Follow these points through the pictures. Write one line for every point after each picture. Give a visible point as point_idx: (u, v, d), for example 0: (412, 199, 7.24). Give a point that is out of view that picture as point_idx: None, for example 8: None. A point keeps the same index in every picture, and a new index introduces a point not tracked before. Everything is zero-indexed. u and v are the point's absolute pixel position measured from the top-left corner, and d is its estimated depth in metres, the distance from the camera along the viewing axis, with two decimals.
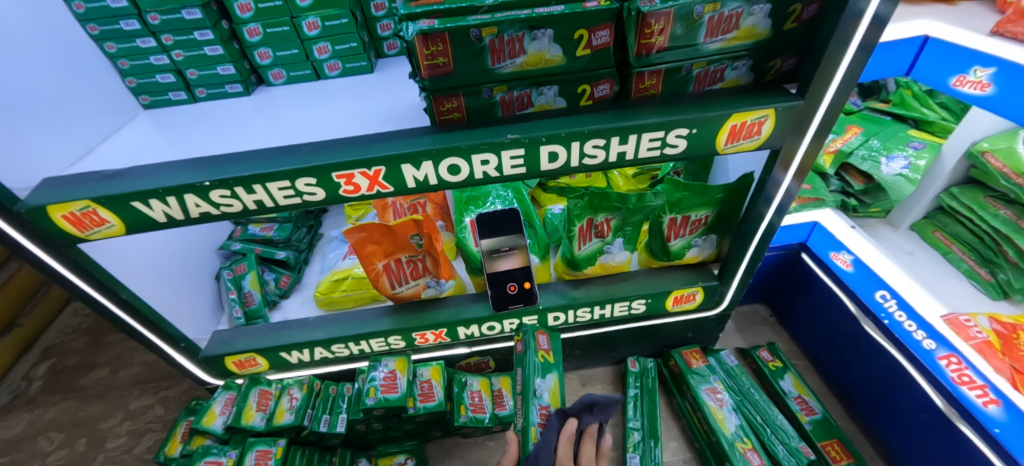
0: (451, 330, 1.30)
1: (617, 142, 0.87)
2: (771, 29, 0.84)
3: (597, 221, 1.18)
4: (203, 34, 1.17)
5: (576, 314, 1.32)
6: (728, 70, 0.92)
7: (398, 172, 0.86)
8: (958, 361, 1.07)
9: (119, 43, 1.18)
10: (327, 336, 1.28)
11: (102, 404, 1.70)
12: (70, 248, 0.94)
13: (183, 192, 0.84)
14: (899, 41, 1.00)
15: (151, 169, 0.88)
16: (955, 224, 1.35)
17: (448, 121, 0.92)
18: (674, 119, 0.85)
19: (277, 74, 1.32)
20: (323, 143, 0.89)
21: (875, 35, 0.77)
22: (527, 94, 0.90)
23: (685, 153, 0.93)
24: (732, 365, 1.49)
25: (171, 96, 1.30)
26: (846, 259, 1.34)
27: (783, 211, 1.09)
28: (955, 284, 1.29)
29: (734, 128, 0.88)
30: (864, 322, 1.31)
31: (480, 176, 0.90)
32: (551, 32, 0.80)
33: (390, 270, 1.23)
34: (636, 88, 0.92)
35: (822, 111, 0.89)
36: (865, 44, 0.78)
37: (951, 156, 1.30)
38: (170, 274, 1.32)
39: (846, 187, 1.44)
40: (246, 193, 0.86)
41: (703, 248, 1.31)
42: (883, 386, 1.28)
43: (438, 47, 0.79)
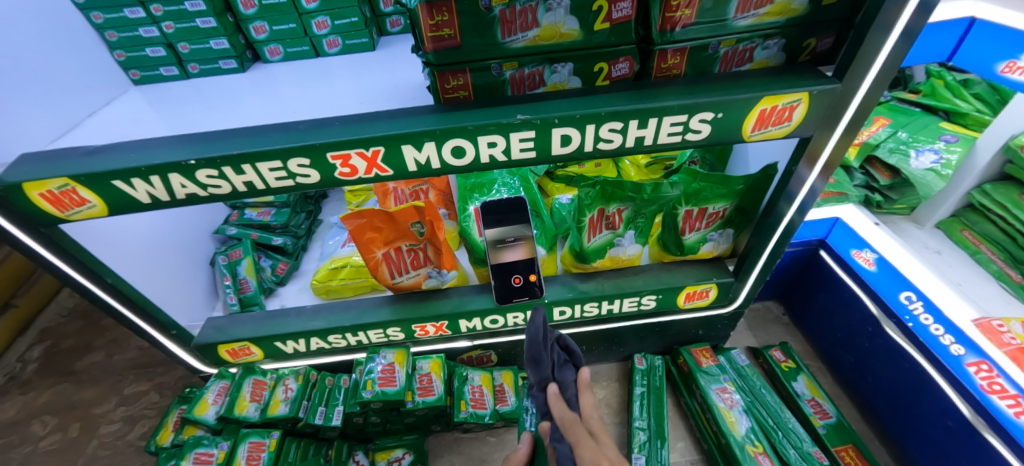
0: (453, 322, 1.25)
1: (635, 126, 0.81)
2: (807, 4, 0.78)
3: (609, 212, 1.11)
4: (194, 5, 1.12)
5: (583, 308, 1.26)
6: (758, 50, 0.85)
7: (399, 154, 0.80)
8: (989, 368, 1.01)
9: (105, 12, 1.12)
10: (323, 325, 1.23)
11: (96, 389, 1.66)
12: (51, 229, 0.88)
13: (168, 171, 0.78)
14: (940, 23, 0.92)
15: (135, 146, 0.83)
16: (985, 222, 1.28)
17: (452, 100, 0.85)
18: (698, 102, 0.78)
19: (274, 50, 1.25)
20: (319, 121, 0.83)
21: (922, 19, 0.70)
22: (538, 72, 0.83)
23: (708, 140, 0.86)
24: (744, 365, 1.44)
25: (163, 71, 1.23)
26: (869, 257, 1.28)
27: (807, 209, 1.03)
28: (984, 285, 1.22)
29: (763, 113, 0.81)
30: (885, 325, 1.25)
31: (487, 160, 0.84)
32: (567, 2, 0.73)
33: (390, 258, 1.18)
34: (657, 68, 0.84)
35: (858, 98, 0.82)
36: (910, 28, 0.72)
37: (985, 151, 1.22)
38: (162, 257, 1.27)
39: (871, 181, 1.36)
40: (235, 173, 0.80)
41: (719, 242, 1.24)
42: (904, 391, 1.22)
43: (444, 17, 0.73)
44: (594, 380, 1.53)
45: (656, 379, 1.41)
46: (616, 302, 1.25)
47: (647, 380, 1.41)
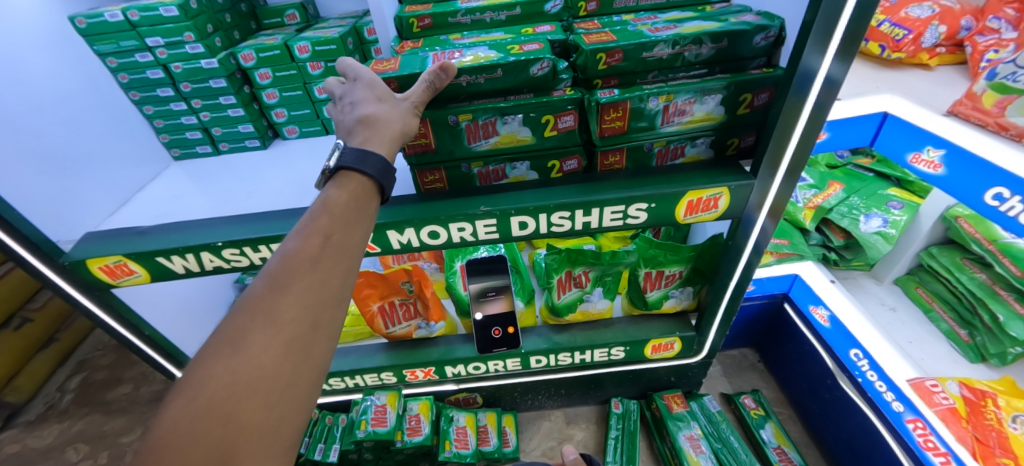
0: (439, 368, 1.39)
1: (581, 214, 0.95)
2: (725, 113, 0.93)
3: (576, 273, 1.25)
4: (227, 99, 1.33)
5: (558, 358, 1.39)
6: (688, 147, 1.00)
7: (384, 237, 0.96)
8: (923, 426, 1.09)
9: (156, 106, 1.34)
10: (325, 369, 1.39)
11: (124, 419, 1.85)
12: (104, 292, 1.07)
13: (200, 250, 0.97)
14: (860, 117, 1.07)
15: (176, 228, 1.02)
16: (936, 282, 1.37)
17: (432, 190, 1.02)
18: (633, 195, 0.93)
19: (292, 129, 1.46)
20: None
21: (830, 96, 0.78)
22: (540, 63, 0.87)
23: (648, 223, 1.00)
24: (714, 411, 1.52)
25: (198, 150, 1.44)
26: (823, 314, 1.37)
27: (761, 251, 1.08)
28: (934, 344, 1.30)
29: (691, 202, 0.96)
30: (840, 378, 1.33)
31: (458, 240, 0.99)
32: (520, 117, 0.91)
33: (384, 311, 1.33)
34: (601, 164, 1.00)
35: (792, 147, 0.88)
36: (820, 104, 0.81)
37: (927, 218, 1.32)
38: (190, 306, 1.46)
39: (827, 241, 1.47)
40: (253, 251, 0.98)
41: (680, 298, 1.37)
42: (860, 444, 1.30)
43: (420, 130, 0.91)
44: (573, 422, 1.64)
45: (630, 423, 1.51)
46: (588, 352, 1.38)
47: (622, 424, 1.51)
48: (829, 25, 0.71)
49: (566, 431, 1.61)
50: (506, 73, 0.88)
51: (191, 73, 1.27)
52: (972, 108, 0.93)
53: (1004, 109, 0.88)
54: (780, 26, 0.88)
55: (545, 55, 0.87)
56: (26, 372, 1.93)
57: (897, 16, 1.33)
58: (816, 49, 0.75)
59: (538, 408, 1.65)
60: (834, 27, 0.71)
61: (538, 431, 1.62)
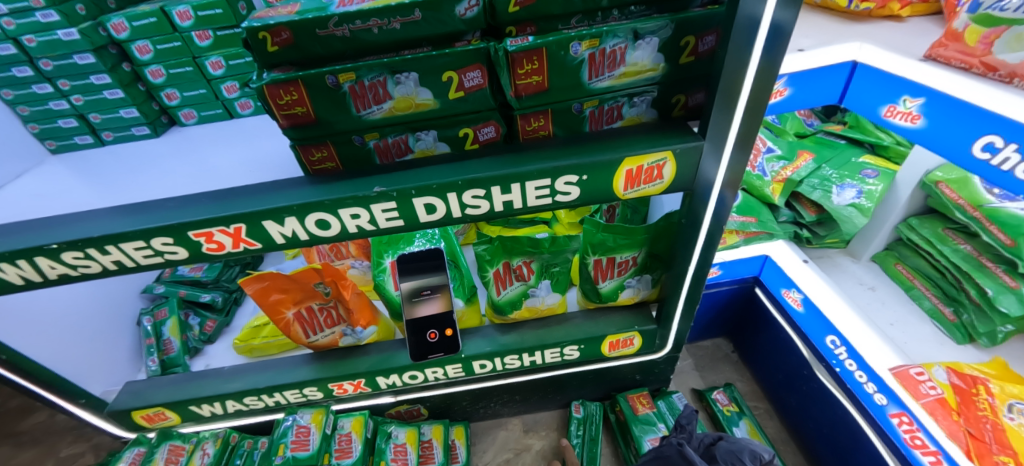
0: (370, 380, 1.22)
1: (499, 191, 0.79)
2: (664, 63, 0.77)
3: (515, 265, 1.09)
4: (99, 78, 1.27)
5: (504, 361, 1.23)
6: (626, 107, 0.84)
7: (261, 229, 0.79)
8: (909, 421, 0.96)
9: (15, 90, 1.23)
10: (239, 387, 1.21)
11: (33, 451, 1.64)
12: None
13: (33, 255, 0.78)
14: (826, 68, 0.93)
15: (10, 229, 0.83)
16: (916, 256, 1.24)
17: (322, 171, 0.85)
18: (558, 166, 0.77)
19: (188, 114, 1.48)
20: (188, 198, 0.83)
21: (779, 42, 0.65)
22: (467, 1, 0.71)
23: (581, 200, 0.84)
24: (684, 411, 1.38)
25: (77, 140, 1.37)
26: (796, 297, 1.24)
27: (723, 217, 0.92)
28: (917, 325, 1.17)
29: (630, 173, 0.80)
30: (817, 368, 1.20)
31: (355, 230, 0.82)
32: (415, 75, 0.74)
33: (302, 318, 1.16)
34: (523, 130, 0.84)
35: (745, 95, 0.72)
36: (769, 57, 0.67)
37: (906, 186, 1.19)
38: (80, 322, 1.27)
39: (797, 217, 1.33)
40: (100, 254, 0.80)
41: (638, 288, 1.21)
42: (840, 441, 1.16)
43: (293, 95, 0.74)
44: (533, 430, 1.48)
45: (591, 428, 1.38)
46: (538, 353, 1.22)
47: (583, 430, 1.38)
48: None
49: (524, 440, 1.45)
50: (427, 18, 0.72)
51: (50, 47, 1.18)
52: (955, 49, 0.79)
53: (991, 45, 0.75)
54: None
55: None
56: None
57: None
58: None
59: (493, 417, 1.49)
60: None
61: (494, 441, 1.47)
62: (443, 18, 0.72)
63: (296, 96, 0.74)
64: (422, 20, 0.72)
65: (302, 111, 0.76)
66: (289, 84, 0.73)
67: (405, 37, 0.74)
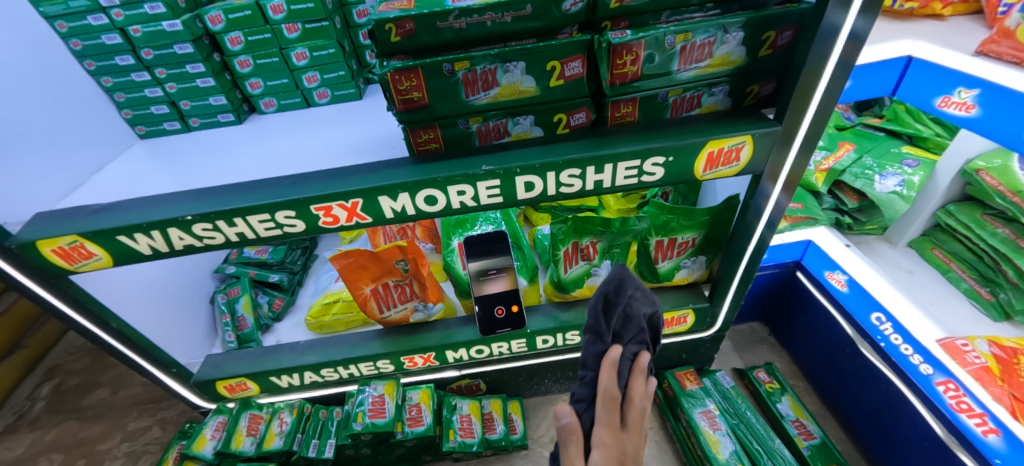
0: (439, 353, 1.30)
1: (593, 171, 0.87)
2: (745, 56, 0.85)
3: (582, 244, 1.17)
4: (195, 68, 1.20)
5: (565, 337, 1.31)
6: (705, 96, 0.92)
7: (376, 204, 0.87)
8: (956, 388, 1.03)
9: (114, 77, 1.22)
10: (316, 360, 1.28)
11: (101, 425, 1.72)
12: (61, 279, 0.96)
13: (167, 226, 0.86)
14: (882, 62, 1.00)
15: (139, 203, 0.91)
16: (953, 241, 1.32)
17: (426, 152, 0.92)
18: (649, 147, 0.85)
19: (269, 103, 1.35)
20: (303, 175, 0.91)
21: (854, 52, 0.75)
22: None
23: (664, 181, 0.92)
24: (728, 387, 1.46)
25: (166, 126, 1.33)
26: (841, 279, 1.32)
27: (773, 225, 1.05)
28: (956, 304, 1.25)
29: (711, 155, 0.88)
30: (861, 345, 1.28)
31: (458, 206, 0.90)
32: (523, 64, 0.81)
33: (378, 294, 1.24)
34: (611, 117, 0.92)
35: (822, 87, 0.81)
36: (844, 60, 0.76)
37: (945, 175, 1.28)
38: (164, 299, 1.34)
39: (840, 204, 1.41)
40: (227, 226, 0.87)
41: (693, 269, 1.30)
42: (883, 412, 1.25)
43: (412, 82, 0.81)
44: None
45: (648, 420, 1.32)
46: None
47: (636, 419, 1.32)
48: None
49: None
50: (535, 12, 0.78)
51: (153, 38, 1.13)
52: (1008, 46, 0.86)
53: None
54: None
55: None
56: None
57: None
58: (838, 4, 0.71)
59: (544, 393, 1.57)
60: None
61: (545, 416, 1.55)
62: (550, 12, 0.79)
63: (413, 82, 0.81)
64: (531, 14, 0.79)
65: (417, 96, 0.83)
66: (408, 72, 0.80)
67: (513, 29, 0.80)
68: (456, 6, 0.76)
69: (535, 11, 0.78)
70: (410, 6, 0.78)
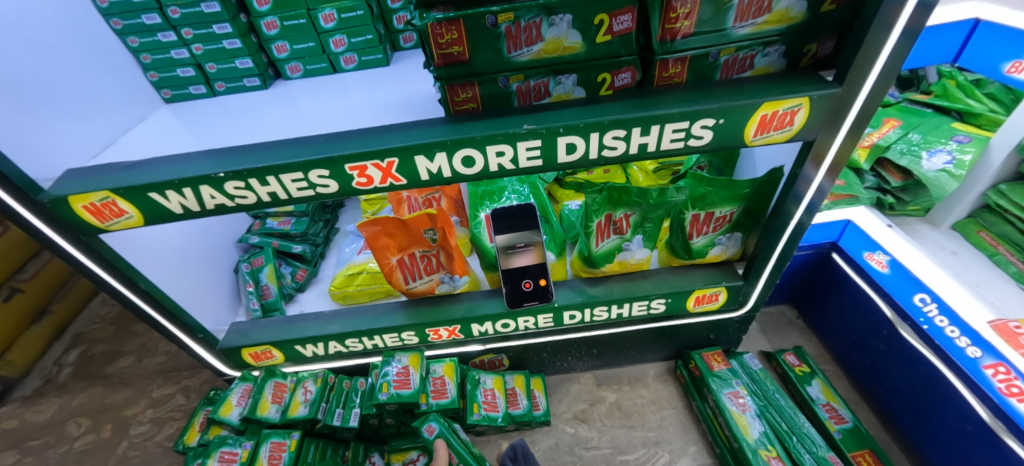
0: (465, 326, 1.28)
1: (638, 133, 0.83)
2: (806, 11, 0.79)
3: (616, 217, 1.14)
4: (221, 28, 1.17)
5: (592, 313, 1.28)
6: (759, 57, 0.87)
7: (411, 164, 0.84)
8: (1006, 371, 0.99)
9: (141, 37, 1.20)
10: (341, 329, 1.27)
11: (126, 392, 1.74)
12: (91, 238, 0.95)
13: (199, 183, 0.84)
14: (945, 25, 0.93)
15: (169, 160, 0.89)
16: (1003, 223, 1.27)
17: (462, 112, 0.89)
18: (699, 109, 0.80)
19: (295, 67, 1.33)
20: (337, 134, 0.88)
21: (923, 17, 0.70)
22: None
23: (711, 146, 0.88)
24: (756, 369, 1.42)
25: (191, 90, 1.33)
26: (882, 259, 1.27)
27: (814, 210, 1.03)
28: (1003, 287, 1.20)
29: (764, 118, 0.83)
30: (900, 327, 1.23)
31: (495, 169, 0.87)
32: (570, 17, 0.77)
33: (404, 264, 1.22)
34: (659, 77, 0.87)
35: (884, 57, 0.76)
36: (911, 26, 0.71)
37: (1000, 151, 1.21)
38: (190, 263, 1.34)
39: (882, 184, 1.35)
40: (260, 185, 0.85)
41: (727, 246, 1.25)
42: (922, 397, 1.21)
43: (454, 35, 0.77)
44: (605, 385, 1.54)
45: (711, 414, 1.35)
46: (626, 306, 1.27)
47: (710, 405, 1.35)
48: None
49: (598, 393, 1.52)
50: None
51: None
52: None
53: None
54: None
55: None
56: (18, 346, 1.81)
57: None
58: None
59: (567, 371, 1.56)
60: None
61: (567, 393, 1.53)
62: None
63: (458, 36, 0.77)
64: None
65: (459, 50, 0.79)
66: (452, 24, 0.76)
67: None
68: None
69: None
70: None
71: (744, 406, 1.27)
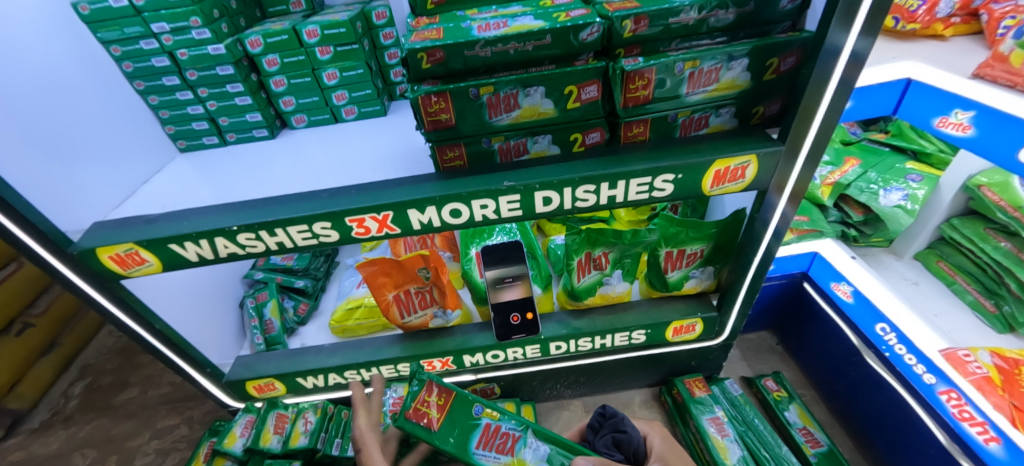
0: (457, 358, 1.36)
1: (606, 187, 0.93)
2: (750, 80, 0.91)
3: (595, 255, 1.23)
4: (234, 87, 1.29)
5: (577, 343, 1.36)
6: (713, 117, 0.98)
7: (405, 216, 0.94)
8: (958, 397, 1.06)
9: (161, 96, 1.32)
10: (340, 362, 1.35)
11: (131, 423, 1.80)
12: (113, 283, 1.04)
13: (215, 235, 0.93)
14: (883, 83, 1.05)
15: (188, 214, 0.99)
16: (958, 254, 1.36)
17: (451, 168, 1.00)
18: (660, 166, 0.91)
19: (300, 118, 1.44)
20: (338, 190, 0.98)
21: (855, 71, 0.79)
22: (590, 28, 0.85)
23: (674, 196, 0.97)
24: (736, 395, 1.49)
25: (205, 141, 1.43)
26: (846, 290, 1.36)
27: (781, 236, 1.09)
28: (960, 316, 1.28)
29: (718, 173, 0.93)
30: (866, 354, 1.31)
31: (480, 219, 0.97)
32: (543, 89, 0.88)
33: (400, 300, 1.31)
34: (624, 136, 0.98)
35: (825, 106, 0.85)
36: (846, 79, 0.80)
37: (948, 189, 1.31)
38: (199, 301, 1.42)
39: (845, 218, 1.45)
40: (268, 235, 0.94)
41: (701, 279, 1.34)
42: (889, 421, 1.28)
43: (441, 105, 0.88)
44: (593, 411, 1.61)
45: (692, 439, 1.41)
46: (608, 337, 1.35)
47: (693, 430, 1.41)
48: (854, 3, 0.71)
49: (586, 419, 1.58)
50: (554, 40, 0.86)
51: (197, 60, 1.22)
52: (1001, 70, 0.91)
53: None
54: None
55: (596, 19, 0.85)
56: (28, 378, 1.88)
57: None
58: (840, 26, 0.75)
59: (556, 398, 1.63)
60: (859, 7, 0.71)
61: (556, 420, 1.60)
62: (569, 42, 0.87)
63: (444, 105, 0.88)
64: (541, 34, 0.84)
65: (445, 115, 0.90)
66: (438, 96, 0.87)
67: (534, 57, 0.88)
68: (483, 37, 0.83)
69: (550, 32, 0.85)
70: (439, 37, 0.86)
71: (724, 431, 1.34)
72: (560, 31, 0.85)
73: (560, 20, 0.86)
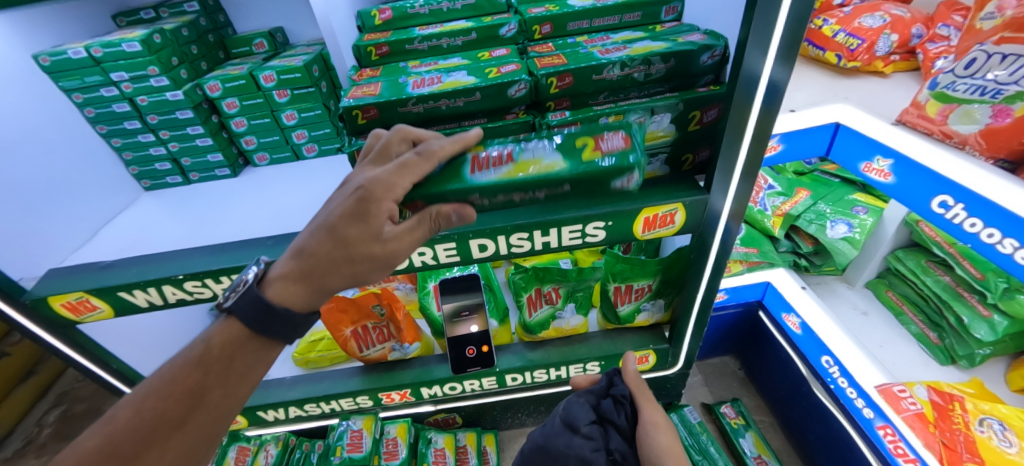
0: (415, 390, 1.37)
1: (539, 234, 0.96)
2: (674, 130, 0.94)
3: (545, 290, 1.29)
4: (195, 130, 1.33)
5: (533, 375, 1.38)
6: (643, 165, 1.02)
7: None
8: (893, 433, 1.09)
9: (124, 138, 1.35)
10: (299, 395, 1.37)
11: None
12: (68, 328, 1.07)
13: (161, 283, 0.96)
14: (814, 127, 1.08)
15: (139, 261, 1.02)
16: (904, 285, 1.39)
17: None
18: (589, 214, 0.94)
19: (262, 156, 1.49)
20: (284, 237, 1.02)
21: (773, 100, 0.75)
22: (517, 85, 0.90)
23: (608, 241, 1.00)
24: (695, 422, 1.51)
25: (169, 180, 1.47)
26: (795, 321, 1.38)
27: (726, 252, 1.05)
28: (904, 346, 1.31)
29: (648, 219, 0.97)
30: (814, 385, 1.34)
31: (420, 264, 1.00)
32: None
33: (358, 335, 1.34)
34: None
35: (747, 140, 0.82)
36: (766, 107, 0.77)
37: (892, 221, 1.34)
38: (161, 336, 1.46)
39: (796, 248, 1.48)
40: (214, 282, 0.97)
41: (652, 312, 1.37)
42: (838, 451, 1.30)
43: None
44: None
45: None
46: (563, 369, 1.36)
47: None
48: (767, 24, 0.67)
49: None
50: (484, 97, 0.90)
51: (157, 106, 1.27)
52: (918, 117, 0.95)
53: (947, 117, 0.91)
54: (724, 45, 0.90)
55: (522, 77, 0.89)
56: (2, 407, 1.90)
57: (850, 26, 1.33)
58: (756, 50, 0.71)
59: (519, 426, 1.66)
60: (773, 28, 0.67)
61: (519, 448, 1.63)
62: (499, 99, 0.91)
63: None
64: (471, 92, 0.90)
65: None
66: None
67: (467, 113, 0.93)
68: (414, 95, 0.87)
69: (479, 90, 0.89)
70: (374, 95, 0.90)
71: None
72: (490, 90, 0.90)
73: (492, 78, 0.92)
